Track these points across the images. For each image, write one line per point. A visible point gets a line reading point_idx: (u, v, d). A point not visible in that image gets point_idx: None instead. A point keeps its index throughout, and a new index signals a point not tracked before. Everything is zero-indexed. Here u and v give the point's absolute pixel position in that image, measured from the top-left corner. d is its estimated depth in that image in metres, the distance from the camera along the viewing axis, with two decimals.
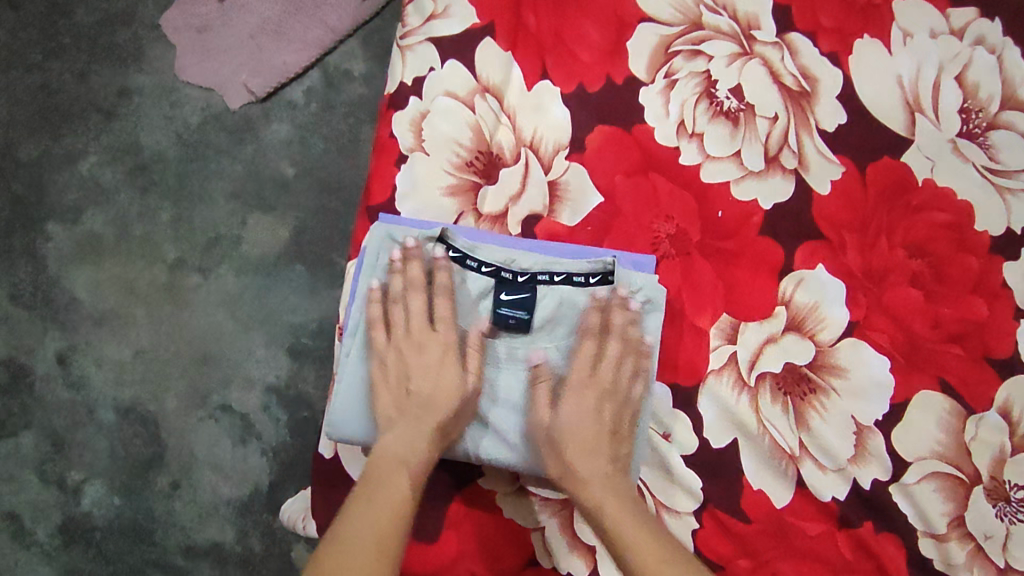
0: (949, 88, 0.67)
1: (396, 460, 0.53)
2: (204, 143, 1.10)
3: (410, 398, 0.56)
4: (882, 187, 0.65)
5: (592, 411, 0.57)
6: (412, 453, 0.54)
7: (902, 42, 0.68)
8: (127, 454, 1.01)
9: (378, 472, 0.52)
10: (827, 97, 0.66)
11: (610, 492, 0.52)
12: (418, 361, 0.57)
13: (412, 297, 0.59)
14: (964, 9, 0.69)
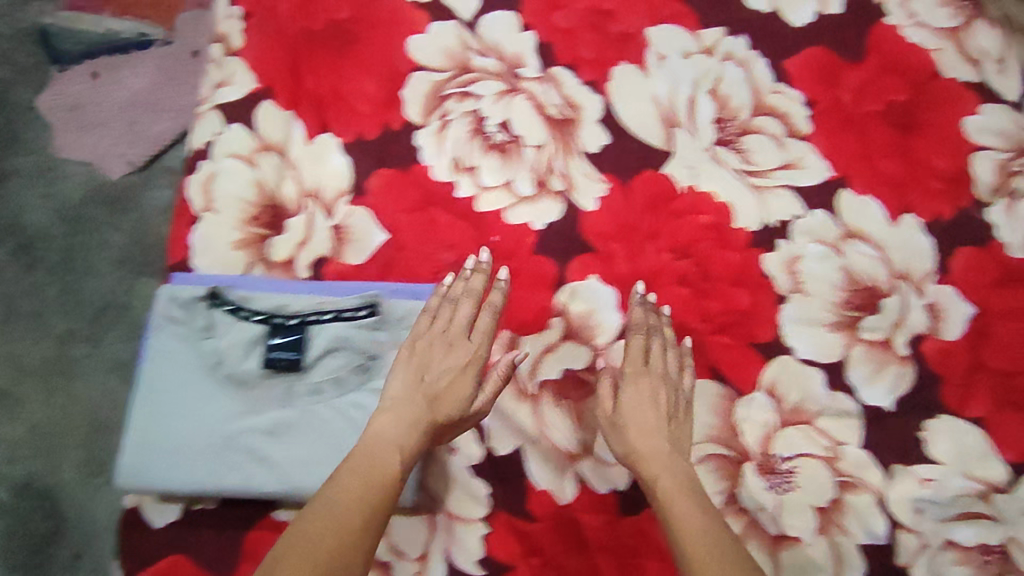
0: (703, 101, 0.73)
1: (389, 446, 0.55)
2: (84, 218, 0.87)
3: (456, 403, 0.59)
4: (645, 196, 0.71)
5: (648, 401, 0.63)
6: (401, 442, 0.56)
7: (656, 65, 0.74)
8: (25, 529, 0.75)
9: (370, 455, 0.55)
10: (589, 122, 0.72)
11: (664, 469, 0.59)
12: (449, 365, 0.61)
13: (463, 304, 0.63)
14: (713, 28, 0.75)
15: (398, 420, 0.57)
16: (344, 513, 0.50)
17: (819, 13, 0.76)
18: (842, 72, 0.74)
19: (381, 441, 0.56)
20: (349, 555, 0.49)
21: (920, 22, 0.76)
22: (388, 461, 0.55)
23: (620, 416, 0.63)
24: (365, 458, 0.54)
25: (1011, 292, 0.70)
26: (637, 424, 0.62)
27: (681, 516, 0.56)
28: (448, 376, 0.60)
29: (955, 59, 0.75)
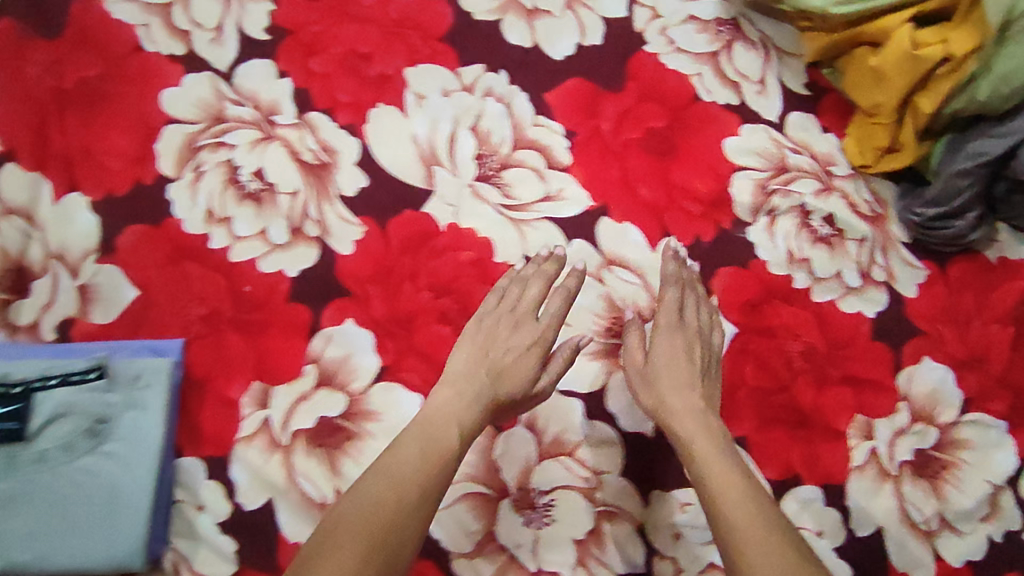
0: (464, 138, 0.74)
1: (448, 423, 0.60)
2: None
3: (507, 377, 0.64)
4: (403, 237, 0.71)
5: (683, 354, 0.64)
6: (457, 418, 0.60)
7: (415, 105, 0.74)
8: None
9: (430, 431, 0.59)
10: (346, 165, 0.72)
11: (698, 432, 0.60)
12: (539, 349, 0.65)
13: (527, 287, 0.68)
14: (473, 66, 0.76)
15: (447, 396, 0.62)
16: (374, 510, 0.53)
17: (579, 45, 0.77)
18: (602, 102, 0.76)
19: (439, 415, 0.60)
20: (400, 526, 0.53)
21: (679, 48, 0.77)
22: (447, 434, 0.59)
23: (650, 367, 0.65)
24: (427, 430, 0.59)
25: (770, 309, 0.72)
26: (677, 381, 0.63)
27: (722, 476, 0.57)
28: (512, 358, 0.64)
29: (714, 82, 0.77)
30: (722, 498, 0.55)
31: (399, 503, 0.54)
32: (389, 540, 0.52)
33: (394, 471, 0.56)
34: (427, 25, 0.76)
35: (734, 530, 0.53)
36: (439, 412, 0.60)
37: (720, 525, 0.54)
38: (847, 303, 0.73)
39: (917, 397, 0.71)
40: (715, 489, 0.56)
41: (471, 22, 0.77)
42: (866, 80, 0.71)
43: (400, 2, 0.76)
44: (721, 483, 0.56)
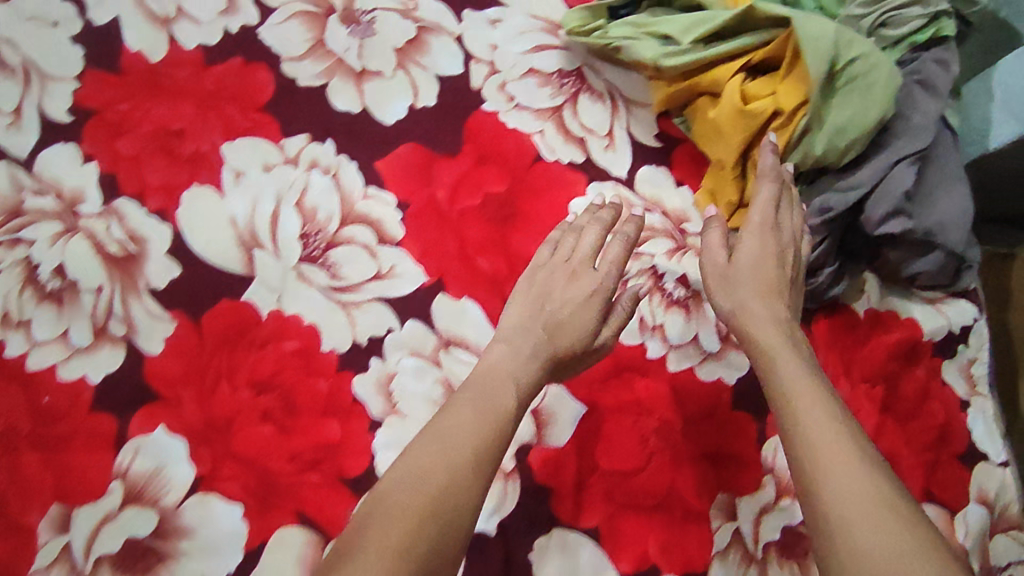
0: (287, 215, 0.69)
1: (503, 375, 0.57)
2: None
3: (560, 330, 0.61)
4: (220, 330, 0.66)
5: (774, 254, 0.60)
6: (517, 373, 0.57)
7: (233, 183, 0.69)
8: None
9: (485, 385, 0.56)
10: (157, 255, 0.66)
11: (782, 345, 0.55)
12: (570, 302, 0.62)
13: (585, 234, 0.66)
14: (296, 136, 0.70)
15: (499, 354, 0.59)
16: (427, 467, 0.48)
17: (412, 107, 0.72)
18: (437, 168, 0.71)
19: (490, 364, 0.58)
20: (458, 490, 0.48)
21: (520, 106, 0.73)
22: (504, 393, 0.55)
23: (732, 270, 0.60)
24: (484, 389, 0.55)
25: (622, 383, 0.68)
26: (753, 285, 0.59)
27: (793, 395, 0.52)
28: (557, 317, 0.61)
29: (558, 140, 0.73)
30: (796, 428, 0.50)
31: (450, 462, 0.49)
32: (439, 510, 0.46)
33: (456, 424, 0.52)
34: (247, 95, 0.71)
35: (808, 452, 0.49)
36: (479, 374, 0.57)
37: (801, 453, 0.49)
38: (705, 369, 0.70)
39: (781, 468, 0.68)
40: (789, 401, 0.52)
41: (294, 89, 0.71)
42: (709, 133, 0.67)
43: (216, 72, 0.71)
44: (800, 401, 0.51)
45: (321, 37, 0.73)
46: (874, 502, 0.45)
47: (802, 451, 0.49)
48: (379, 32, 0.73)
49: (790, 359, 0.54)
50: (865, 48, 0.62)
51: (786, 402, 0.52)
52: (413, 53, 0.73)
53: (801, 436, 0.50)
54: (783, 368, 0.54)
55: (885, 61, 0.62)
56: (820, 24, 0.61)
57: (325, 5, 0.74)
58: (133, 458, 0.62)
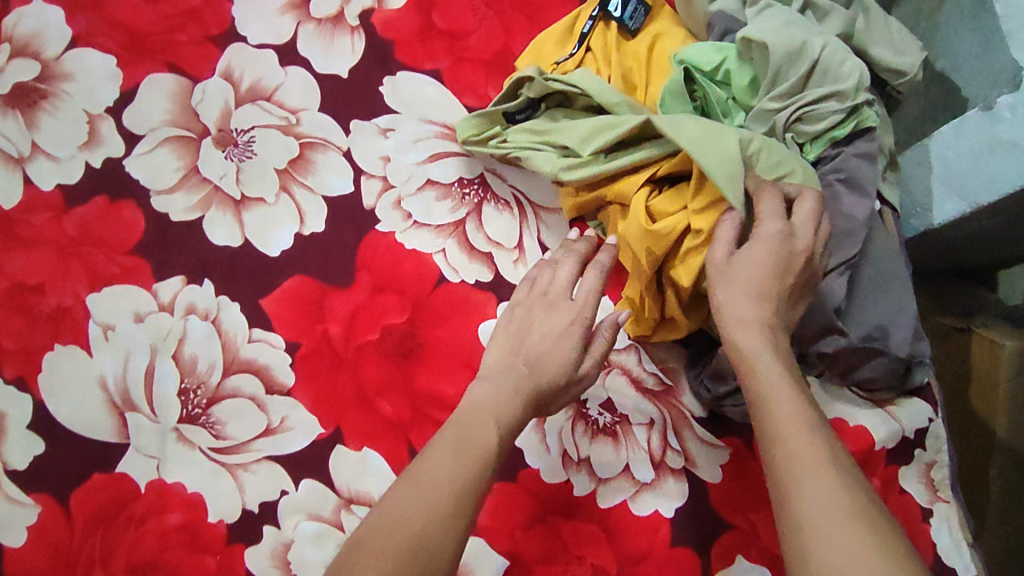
0: (163, 371, 0.61)
1: (485, 410, 0.52)
2: None
3: (542, 364, 0.55)
4: (92, 509, 0.58)
5: (781, 260, 0.52)
6: (502, 413, 0.52)
7: (102, 339, 0.62)
8: None
9: (466, 424, 0.51)
10: (16, 431, 0.59)
11: (767, 358, 0.49)
12: (553, 330, 0.56)
13: (563, 263, 0.61)
14: (170, 279, 0.64)
15: (491, 391, 0.53)
16: (412, 506, 0.45)
17: (299, 234, 0.66)
18: (328, 301, 0.64)
19: (477, 413, 0.52)
20: (439, 527, 0.44)
21: (418, 222, 0.67)
22: (485, 431, 0.50)
23: (730, 269, 0.52)
24: (463, 426, 0.51)
25: (548, 528, 0.61)
26: (750, 285, 0.51)
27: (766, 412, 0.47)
28: (539, 352, 0.56)
29: (461, 258, 0.67)
30: (785, 450, 0.45)
31: (430, 514, 0.45)
32: (422, 550, 0.43)
33: (439, 468, 0.47)
34: (113, 236, 0.64)
35: (790, 472, 0.44)
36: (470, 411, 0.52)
37: (783, 474, 0.44)
38: (640, 503, 0.63)
39: None
40: (777, 422, 0.47)
41: (168, 226, 0.65)
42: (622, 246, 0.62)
43: (78, 213, 0.64)
44: (779, 423, 0.46)
45: (195, 165, 0.67)
46: (846, 522, 0.41)
47: (781, 467, 0.45)
48: (258, 153, 0.68)
49: (779, 385, 0.48)
50: (777, 153, 0.57)
51: (771, 422, 0.47)
52: (298, 172, 0.68)
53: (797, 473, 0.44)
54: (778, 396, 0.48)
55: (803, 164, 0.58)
56: (722, 135, 0.56)
57: (198, 128, 0.68)
58: None
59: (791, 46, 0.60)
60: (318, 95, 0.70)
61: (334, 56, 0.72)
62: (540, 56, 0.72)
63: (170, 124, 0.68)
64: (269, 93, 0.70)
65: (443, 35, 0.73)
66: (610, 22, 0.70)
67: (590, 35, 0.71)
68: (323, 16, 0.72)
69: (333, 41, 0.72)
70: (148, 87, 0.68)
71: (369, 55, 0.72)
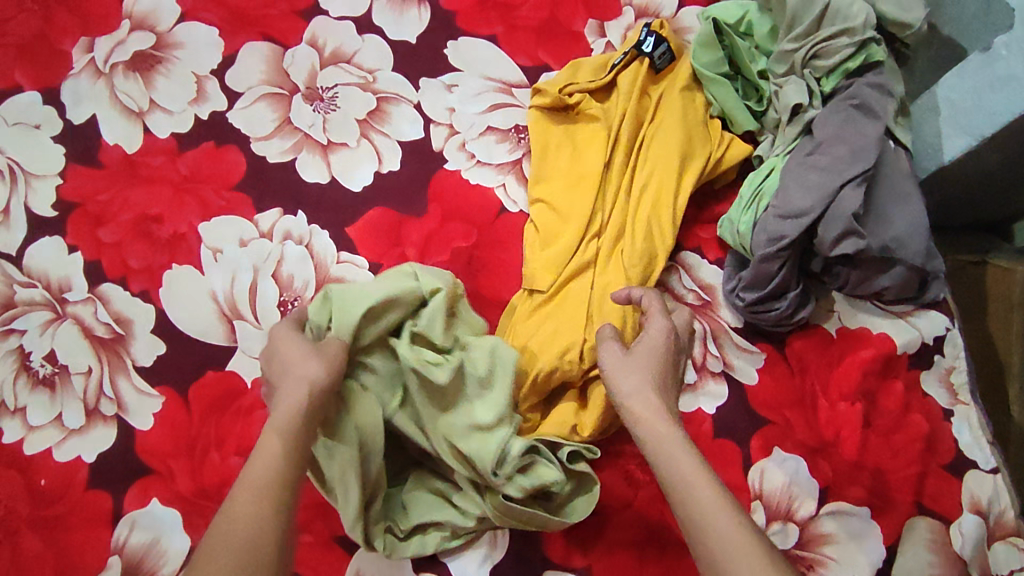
0: (265, 287, 0.71)
1: (270, 488, 0.47)
2: None
3: (311, 399, 0.53)
4: (207, 401, 0.66)
5: (655, 360, 0.58)
6: (274, 488, 0.47)
7: (212, 260, 0.71)
8: None
9: (231, 523, 0.44)
10: (141, 334, 0.68)
11: (653, 420, 0.53)
12: (309, 367, 0.55)
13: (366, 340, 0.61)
14: (269, 211, 0.73)
15: (282, 414, 0.51)
16: None
17: (377, 173, 0.76)
18: (405, 228, 0.74)
19: (282, 411, 0.52)
20: None
21: (480, 162, 0.77)
22: (263, 521, 0.45)
23: (630, 358, 0.58)
24: (228, 525, 0.44)
25: None
26: (647, 374, 0.57)
27: (668, 465, 0.50)
28: (311, 383, 0.54)
29: (520, 192, 0.76)
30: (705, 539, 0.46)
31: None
32: None
33: (246, 513, 0.45)
34: (220, 175, 0.74)
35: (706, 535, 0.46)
36: (231, 498, 0.46)
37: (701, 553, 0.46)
38: (684, 402, 0.70)
39: (770, 494, 0.68)
40: (671, 480, 0.50)
41: (265, 166, 0.75)
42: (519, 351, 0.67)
43: (190, 157, 0.75)
44: (677, 475, 0.49)
45: (287, 116, 0.77)
46: None
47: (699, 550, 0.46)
48: (341, 106, 0.78)
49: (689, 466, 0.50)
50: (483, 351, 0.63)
51: (673, 483, 0.49)
52: (375, 122, 0.78)
53: (704, 528, 0.47)
54: (658, 440, 0.52)
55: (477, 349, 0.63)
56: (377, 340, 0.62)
57: (289, 86, 0.79)
58: (129, 527, 0.62)
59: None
60: (390, 58, 0.80)
61: (404, 25, 0.82)
62: (573, 76, 0.78)
63: (266, 83, 0.78)
64: (349, 56, 0.80)
65: (498, 6, 0.83)
66: (643, 58, 0.76)
67: (621, 67, 0.77)
68: None
69: (403, 13, 0.82)
70: (247, 53, 0.79)
71: (434, 23, 0.82)
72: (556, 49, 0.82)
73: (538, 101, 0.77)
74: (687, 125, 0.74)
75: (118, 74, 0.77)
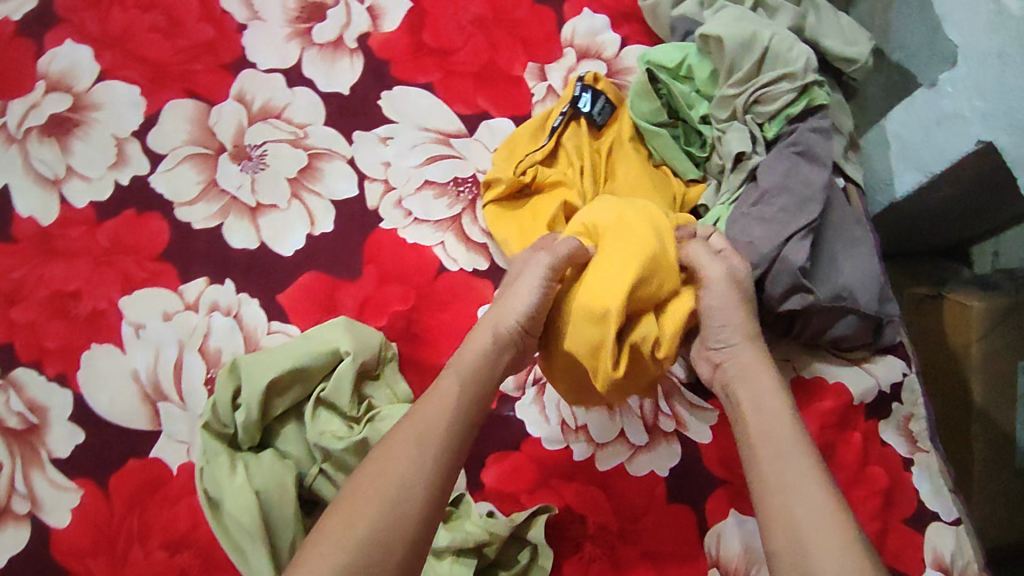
0: (191, 364, 0.67)
1: (473, 372, 0.58)
2: None
3: (515, 332, 0.60)
4: (129, 491, 0.62)
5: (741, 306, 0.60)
6: (471, 373, 0.57)
7: (134, 336, 0.67)
8: None
9: (429, 405, 0.55)
10: (58, 422, 0.64)
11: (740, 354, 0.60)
12: (523, 303, 0.59)
13: (279, 401, 0.59)
14: (195, 281, 0.70)
15: (469, 354, 0.58)
16: (366, 501, 0.48)
17: (310, 235, 0.72)
18: (339, 293, 0.70)
19: (500, 313, 0.60)
20: (395, 518, 0.48)
21: (418, 219, 0.73)
22: (449, 401, 0.55)
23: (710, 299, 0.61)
24: (420, 410, 0.54)
25: (551, 491, 0.65)
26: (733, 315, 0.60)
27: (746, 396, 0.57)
28: (507, 325, 0.59)
29: (459, 249, 0.73)
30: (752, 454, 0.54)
31: (403, 510, 0.48)
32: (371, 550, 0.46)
33: (437, 406, 0.54)
34: (143, 245, 0.71)
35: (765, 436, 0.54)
36: (428, 396, 0.56)
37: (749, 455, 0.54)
38: (636, 465, 0.67)
39: (728, 560, 0.64)
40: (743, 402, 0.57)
41: (190, 233, 0.72)
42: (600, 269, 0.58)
43: (109, 226, 0.71)
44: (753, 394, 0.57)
45: (213, 178, 0.74)
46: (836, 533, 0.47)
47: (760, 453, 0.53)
48: (270, 165, 0.74)
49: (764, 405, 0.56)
50: (389, 413, 0.59)
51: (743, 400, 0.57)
52: (307, 180, 0.74)
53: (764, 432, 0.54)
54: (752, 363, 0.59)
55: (388, 413, 0.59)
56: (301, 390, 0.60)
57: (214, 145, 0.75)
58: None
59: (743, 36, 0.67)
60: (321, 112, 0.77)
61: (335, 75, 0.79)
62: (512, 153, 0.73)
63: (190, 144, 0.75)
64: (279, 111, 0.77)
65: (434, 52, 0.80)
66: (581, 117, 0.73)
67: (561, 130, 0.73)
68: (324, 41, 0.80)
69: (334, 63, 0.79)
70: (169, 112, 0.76)
71: (367, 73, 0.79)
72: (494, 95, 0.79)
73: (491, 195, 0.72)
74: (648, 176, 0.72)
75: (31, 140, 0.73)
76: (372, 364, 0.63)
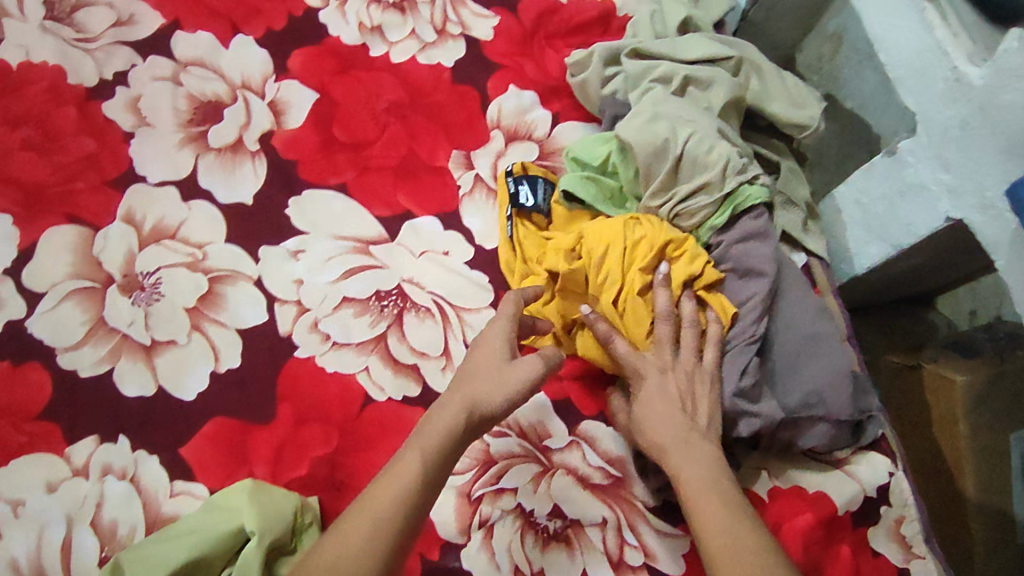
0: (82, 544, 0.57)
1: (434, 446, 0.46)
2: None
3: (489, 418, 0.49)
4: None
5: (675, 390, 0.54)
6: (430, 456, 0.46)
7: (11, 516, 0.57)
8: None
9: (391, 480, 0.44)
10: None
11: (685, 455, 0.50)
12: (506, 390, 0.50)
13: None
14: (83, 440, 0.60)
15: (433, 433, 0.47)
16: None
17: (215, 371, 0.64)
18: (251, 440, 0.61)
19: (478, 384, 0.50)
20: None
21: (337, 343, 0.65)
22: (410, 477, 0.44)
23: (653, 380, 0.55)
24: (384, 483, 0.44)
25: None
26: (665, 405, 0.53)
27: (692, 495, 0.47)
28: (481, 412, 0.49)
29: (386, 375, 0.64)
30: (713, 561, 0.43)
31: None
32: None
33: (400, 482, 0.44)
34: (19, 404, 0.61)
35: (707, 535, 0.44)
36: (392, 468, 0.45)
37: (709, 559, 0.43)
38: None
39: None
40: (690, 494, 0.47)
41: (75, 383, 0.62)
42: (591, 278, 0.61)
43: None
44: (698, 493, 0.47)
45: (101, 315, 0.65)
46: None
47: (719, 552, 0.43)
48: (166, 295, 0.66)
49: (695, 483, 0.48)
50: None
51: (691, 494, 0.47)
52: (209, 308, 0.66)
53: (707, 527, 0.45)
54: (694, 453, 0.50)
55: None
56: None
57: (101, 276, 0.66)
58: None
59: (655, 145, 0.63)
60: (222, 228, 0.69)
61: (237, 184, 0.71)
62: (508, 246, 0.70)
63: (72, 277, 0.66)
64: (173, 231, 0.68)
65: (347, 147, 0.73)
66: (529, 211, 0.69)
67: (516, 234, 0.68)
68: (223, 145, 0.72)
69: (235, 169, 0.71)
70: (47, 242, 0.66)
71: (273, 178, 0.71)
72: (417, 191, 0.72)
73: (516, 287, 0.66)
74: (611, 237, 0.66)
75: None
76: (286, 537, 0.54)
